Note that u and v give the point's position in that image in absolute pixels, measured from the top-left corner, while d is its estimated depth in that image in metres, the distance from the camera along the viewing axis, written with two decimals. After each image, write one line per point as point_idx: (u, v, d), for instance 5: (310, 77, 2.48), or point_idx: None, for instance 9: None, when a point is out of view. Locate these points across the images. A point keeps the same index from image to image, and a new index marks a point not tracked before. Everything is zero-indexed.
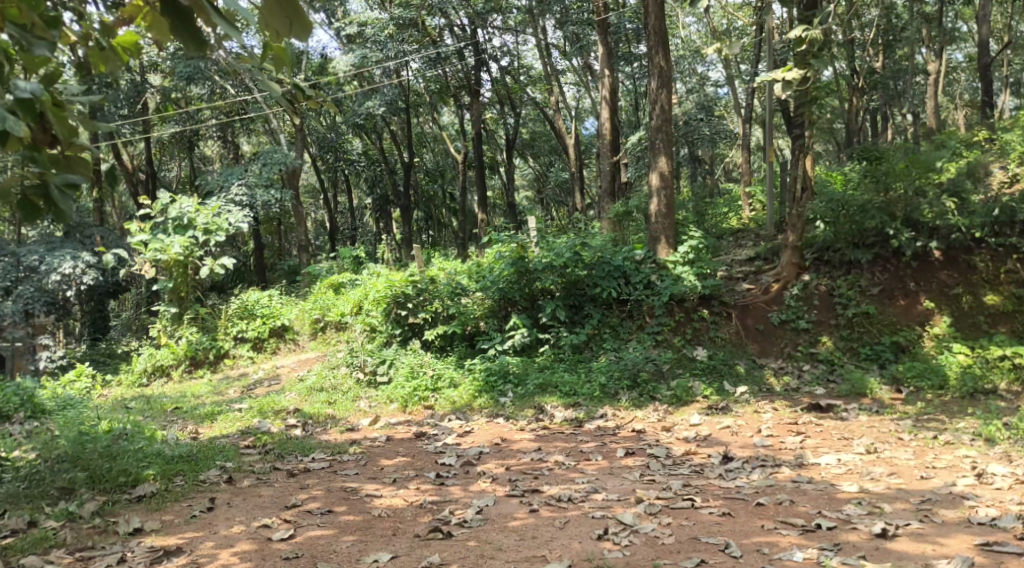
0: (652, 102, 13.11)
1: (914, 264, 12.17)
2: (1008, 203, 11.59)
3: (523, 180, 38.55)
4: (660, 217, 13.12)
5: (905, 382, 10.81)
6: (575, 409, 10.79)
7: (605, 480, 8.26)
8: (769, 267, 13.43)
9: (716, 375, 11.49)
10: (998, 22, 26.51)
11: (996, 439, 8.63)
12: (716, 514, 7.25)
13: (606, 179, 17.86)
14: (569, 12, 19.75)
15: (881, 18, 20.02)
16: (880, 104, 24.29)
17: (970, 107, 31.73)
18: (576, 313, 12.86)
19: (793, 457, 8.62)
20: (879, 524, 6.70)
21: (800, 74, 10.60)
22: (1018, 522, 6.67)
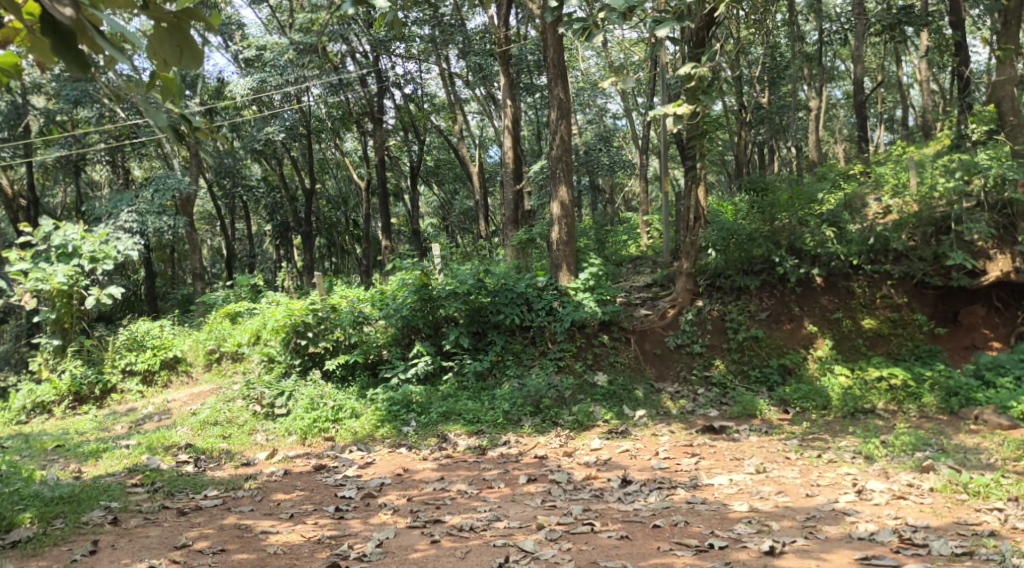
0: (552, 133, 13.34)
1: (798, 289, 12.74)
2: (882, 233, 12.33)
3: (428, 207, 38.54)
4: (561, 245, 13.23)
5: (792, 403, 11.30)
6: (478, 436, 10.81)
7: (507, 508, 8.28)
8: (665, 293, 13.79)
9: (615, 400, 11.70)
10: (872, 62, 28.20)
11: (875, 456, 9.07)
12: (614, 538, 7.37)
13: (510, 207, 17.96)
14: (472, 43, 20.06)
15: (767, 56, 21.02)
16: (767, 137, 25.43)
17: (848, 141, 33.60)
18: (479, 340, 12.89)
19: (688, 479, 8.85)
20: (768, 542, 6.96)
21: (690, 109, 10.96)
22: (894, 535, 7.03)
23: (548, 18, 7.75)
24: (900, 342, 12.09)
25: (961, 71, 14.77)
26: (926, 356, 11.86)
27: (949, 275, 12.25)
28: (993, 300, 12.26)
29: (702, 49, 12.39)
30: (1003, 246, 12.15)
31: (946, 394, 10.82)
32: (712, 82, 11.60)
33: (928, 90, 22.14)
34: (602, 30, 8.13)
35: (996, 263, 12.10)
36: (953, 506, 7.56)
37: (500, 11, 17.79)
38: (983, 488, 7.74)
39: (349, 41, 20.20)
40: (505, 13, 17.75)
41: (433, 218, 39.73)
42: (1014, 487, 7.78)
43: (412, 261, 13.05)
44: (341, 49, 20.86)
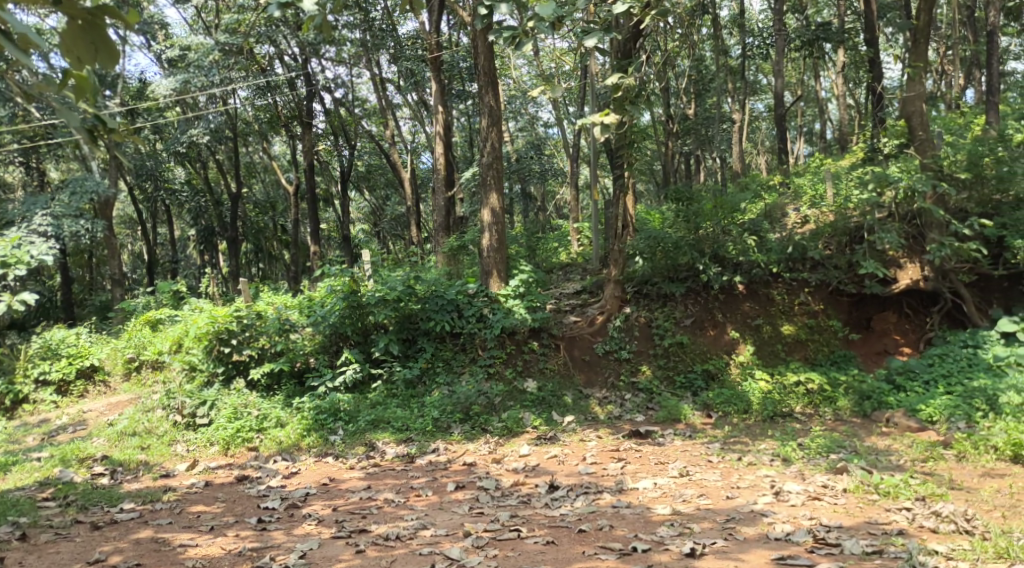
0: (483, 140, 13.35)
1: (721, 296, 13.05)
2: (800, 242, 12.71)
3: (358, 213, 38.13)
4: (491, 251, 13.21)
5: (714, 408, 11.58)
6: (406, 444, 10.76)
7: (434, 515, 8.25)
8: (594, 300, 13.93)
9: (544, 406, 11.81)
10: (792, 77, 29.09)
11: (792, 458, 9.35)
12: (540, 543, 7.42)
13: (441, 214, 17.79)
14: (403, 48, 19.83)
15: (693, 69, 21.49)
16: (694, 148, 25.97)
17: (768, 153, 34.62)
18: (409, 347, 12.78)
19: (614, 483, 8.96)
20: (688, 544, 7.11)
21: (617, 118, 10.98)
22: (809, 535, 7.24)
23: (478, 24, 7.77)
24: (817, 347, 12.52)
25: (875, 86, 15.26)
26: (841, 360, 12.31)
27: (863, 282, 12.72)
28: (903, 307, 12.82)
29: (628, 61, 12.56)
30: (913, 255, 12.63)
31: (859, 397, 11.23)
32: (639, 93, 11.81)
33: (844, 105, 22.95)
34: (531, 38, 8.16)
35: (906, 271, 12.60)
36: (865, 506, 7.82)
37: (431, 18, 17.76)
38: (892, 488, 8.05)
39: (277, 43, 19.95)
40: (437, 19, 17.72)
41: (365, 224, 39.34)
42: (922, 487, 8.09)
43: (340, 267, 12.85)
44: (269, 51, 20.49)
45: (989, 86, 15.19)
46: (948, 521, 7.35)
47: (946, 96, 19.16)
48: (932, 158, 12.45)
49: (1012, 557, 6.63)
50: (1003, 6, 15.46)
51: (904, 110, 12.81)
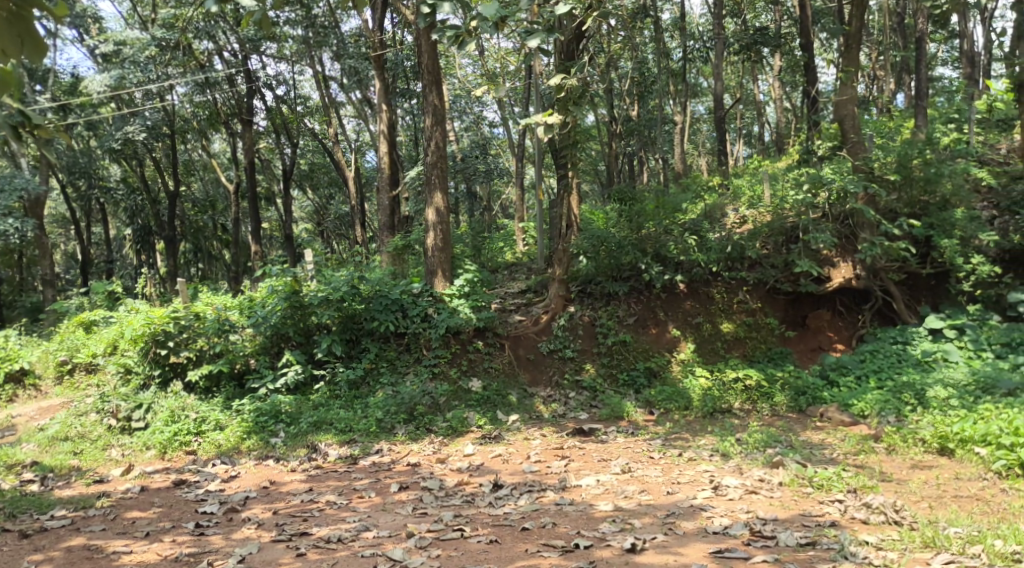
0: (427, 139, 13.26)
1: (663, 295, 13.23)
2: (738, 242, 12.94)
3: (301, 212, 37.62)
4: (436, 251, 13.13)
5: (656, 405, 11.75)
6: (350, 446, 10.67)
7: (377, 517, 8.20)
8: (539, 300, 13.97)
9: (489, 406, 11.84)
10: (731, 80, 29.63)
11: (730, 453, 9.53)
12: (483, 542, 7.45)
13: (386, 213, 17.61)
14: (347, 46, 19.93)
15: (636, 72, 21.73)
16: (637, 149, 26.23)
17: (709, 154, 35.16)
18: (352, 347, 12.65)
19: (557, 481, 9.02)
20: (629, 540, 7.21)
21: (560, 118, 11.09)
22: (746, 529, 7.39)
23: (421, 23, 7.77)
24: (755, 345, 12.82)
25: (812, 89, 15.62)
26: (778, 358, 12.62)
27: (798, 281, 13.01)
28: (837, 305, 13.15)
29: (570, 61, 12.65)
30: (845, 255, 12.99)
31: (795, 393, 11.52)
32: (582, 94, 11.92)
33: (780, 108, 23.48)
34: (474, 37, 8.24)
35: (840, 270, 12.94)
36: (800, 499, 8.01)
37: (374, 15, 17.61)
38: (825, 481, 8.27)
39: (216, 39, 19.60)
40: (381, 17, 17.58)
41: (308, 223, 38.85)
42: (853, 479, 8.32)
43: (282, 268, 12.65)
44: (208, 47, 20.09)
45: (919, 91, 15.69)
46: (878, 512, 7.56)
47: (877, 100, 19.73)
48: (863, 161, 12.78)
49: (939, 546, 6.85)
50: (932, 14, 15.96)
51: (837, 113, 13.11)
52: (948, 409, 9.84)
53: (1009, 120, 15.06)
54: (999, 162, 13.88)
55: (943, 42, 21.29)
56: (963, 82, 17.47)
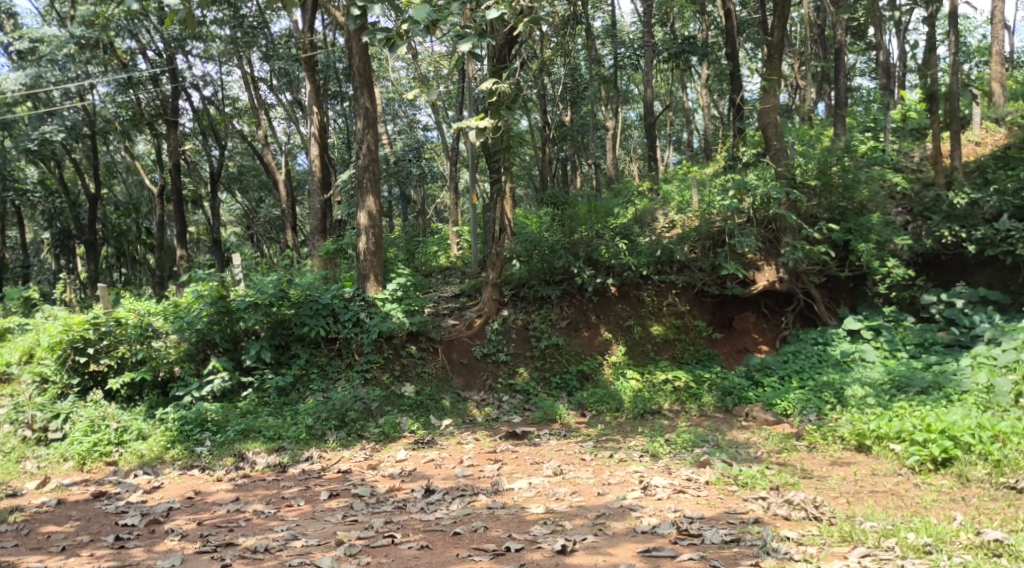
0: (358, 142, 13.11)
1: (595, 298, 13.39)
2: (667, 245, 13.15)
3: (229, 216, 36.81)
4: (368, 255, 12.97)
5: (588, 407, 11.88)
6: (279, 454, 10.50)
7: (306, 525, 8.08)
8: (472, 303, 13.94)
9: (422, 410, 11.80)
10: (661, 87, 30.10)
11: (659, 453, 9.67)
12: (414, 548, 7.44)
13: (317, 216, 17.32)
14: (276, 47, 19.59)
15: (569, 78, 21.93)
16: (570, 153, 26.42)
17: (640, 160, 35.68)
18: (282, 353, 12.42)
19: (490, 484, 9.03)
20: (560, 541, 7.29)
21: (492, 123, 11.14)
22: (673, 528, 7.52)
23: (351, 25, 7.71)
24: (684, 347, 13.10)
25: (738, 97, 15.96)
26: (706, 359, 12.91)
27: (724, 284, 13.32)
28: (761, 307, 13.48)
29: (503, 67, 12.70)
30: (769, 258, 13.34)
31: (722, 393, 11.77)
32: (514, 99, 11.97)
33: (708, 115, 24.00)
34: (405, 41, 8.26)
35: (764, 273, 13.27)
36: (726, 497, 8.18)
37: (305, 16, 17.38)
38: (750, 479, 8.46)
39: (138, 38, 19.05)
40: (311, 18, 17.35)
41: (237, 227, 38.06)
42: (776, 477, 8.55)
43: (208, 272, 12.33)
44: (131, 45, 19.48)
45: (839, 100, 16.20)
46: (799, 508, 7.77)
47: (800, 108, 20.30)
48: (786, 167, 13.14)
49: (855, 539, 7.08)
50: (851, 25, 16.50)
51: (761, 121, 13.45)
52: (865, 407, 10.17)
53: (922, 129, 15.68)
54: (913, 170, 14.43)
55: (860, 53, 22.03)
56: (879, 92, 18.10)
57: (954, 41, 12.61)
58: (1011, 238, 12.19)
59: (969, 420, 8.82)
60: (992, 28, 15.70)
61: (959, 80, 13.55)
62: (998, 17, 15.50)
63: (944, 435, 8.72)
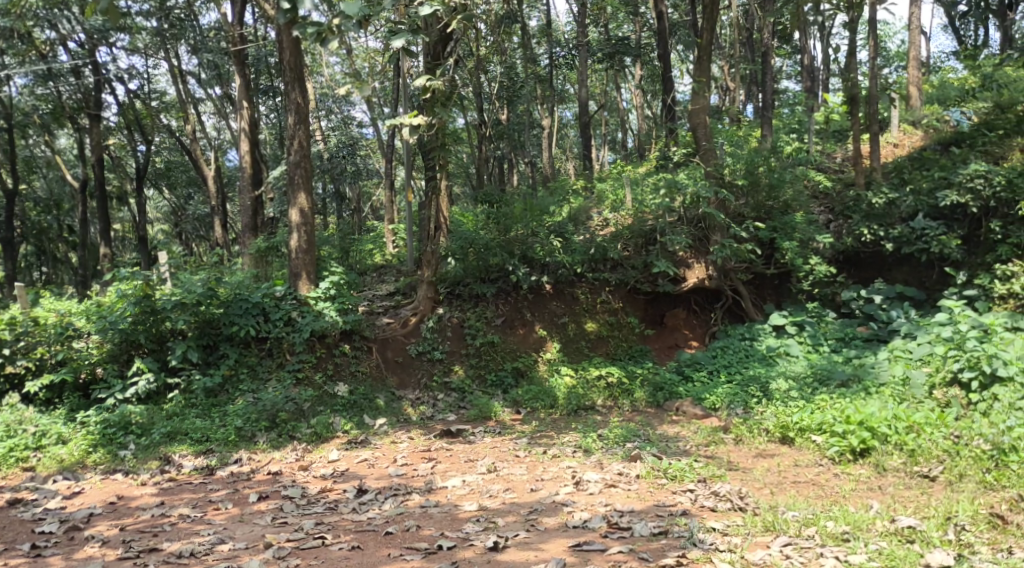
0: (290, 138, 12.88)
1: (530, 295, 13.43)
2: (601, 243, 13.33)
3: (157, 214, 35.85)
4: (300, 253, 12.75)
5: (523, 404, 11.93)
6: (206, 457, 10.27)
7: (234, 529, 7.93)
8: (407, 301, 13.84)
9: (356, 410, 11.66)
10: (595, 87, 30.37)
11: (592, 449, 9.77)
12: (345, 549, 7.39)
13: (247, 213, 16.94)
14: (206, 40, 19.10)
15: (504, 76, 21.98)
16: (506, 152, 26.44)
17: (576, 159, 35.93)
18: (209, 354, 12.13)
19: (424, 483, 8.99)
20: (492, 538, 7.30)
21: (424, 121, 11.12)
22: (604, 521, 7.61)
23: (281, 19, 7.63)
24: (617, 343, 13.29)
25: (670, 97, 16.19)
26: (638, 355, 13.16)
27: (656, 281, 13.53)
28: (692, 304, 13.77)
29: (437, 64, 12.65)
30: (699, 256, 13.58)
31: (654, 389, 11.94)
32: (448, 96, 11.97)
33: (641, 115, 24.31)
34: (337, 36, 8.27)
35: (694, 271, 13.52)
36: (656, 490, 8.31)
37: (234, 9, 17.01)
38: (679, 473, 8.62)
39: (58, 28, 18.41)
40: (240, 11, 17.00)
41: (165, 225, 37.04)
42: (704, 469, 8.73)
43: (132, 271, 11.97)
44: (51, 36, 18.80)
45: (767, 102, 16.59)
46: (725, 500, 7.94)
47: (729, 110, 20.72)
48: (715, 167, 13.39)
49: (778, 529, 7.26)
50: (778, 30, 16.91)
51: (691, 122, 13.73)
52: (790, 400, 10.43)
53: (844, 132, 16.19)
54: (835, 170, 14.90)
55: (787, 57, 22.58)
56: (804, 95, 18.60)
57: (873, 45, 13.03)
58: (926, 235, 12.61)
59: (886, 411, 9.13)
60: (910, 34, 16.29)
61: (878, 84, 14.02)
62: (915, 24, 16.08)
63: (862, 427, 9.00)
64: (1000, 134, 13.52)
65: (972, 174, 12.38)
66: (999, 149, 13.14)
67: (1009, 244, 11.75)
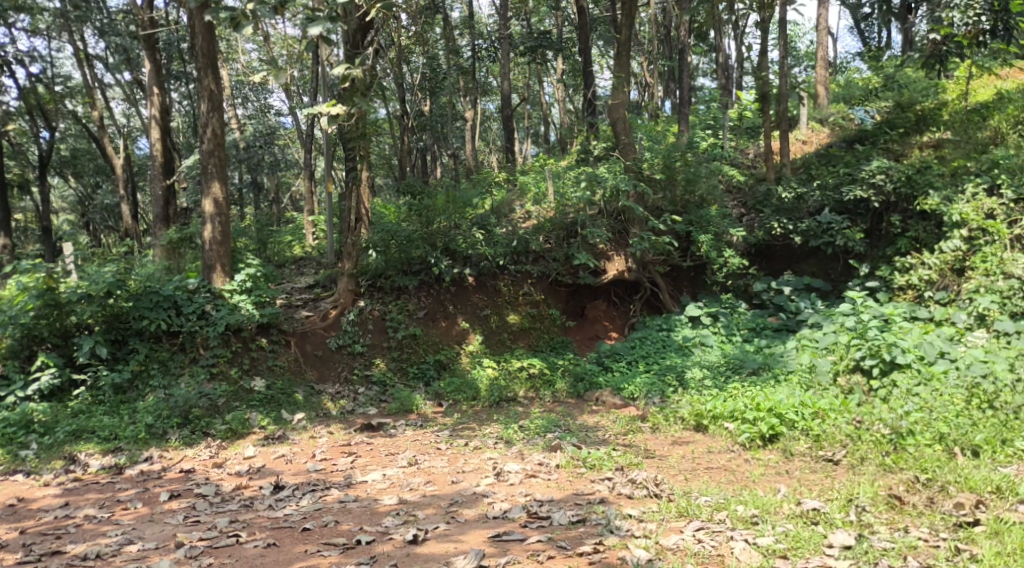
0: (203, 126, 12.49)
1: (453, 288, 13.39)
2: (523, 236, 13.38)
3: (63, 203, 34.39)
4: (215, 245, 12.39)
5: (445, 397, 11.90)
6: (114, 455, 9.94)
7: (143, 529, 7.70)
8: (327, 294, 13.62)
9: (273, 405, 11.43)
10: (518, 80, 30.46)
11: (513, 440, 9.82)
12: (260, 546, 7.25)
13: (159, 204, 16.36)
14: (114, 23, 18.38)
15: (427, 68, 21.83)
16: (429, 143, 26.29)
17: (499, 152, 35.99)
18: (119, 349, 11.65)
19: (342, 478, 8.88)
20: (411, 531, 7.28)
21: (343, 110, 10.98)
22: (523, 511, 7.66)
23: None
24: (539, 335, 13.41)
25: (591, 92, 16.30)
26: (559, 347, 13.29)
27: (577, 274, 13.67)
28: (611, 295, 13.99)
29: (357, 52, 12.44)
30: (618, 248, 13.76)
31: (574, 379, 12.08)
32: (368, 85, 11.84)
33: (564, 109, 24.51)
34: (252, 21, 8.18)
35: (614, 263, 13.67)
36: (575, 479, 8.40)
37: None
38: (597, 461, 8.74)
39: None
40: None
41: (71, 215, 35.54)
42: (621, 458, 8.87)
43: (33, 262, 11.39)
44: None
45: (684, 98, 16.91)
46: (641, 487, 8.09)
47: (648, 105, 21.06)
48: (633, 162, 13.67)
49: (691, 514, 7.44)
50: (694, 27, 17.26)
51: (610, 116, 13.97)
52: (704, 389, 10.68)
53: (757, 129, 16.65)
54: (747, 166, 15.36)
55: (704, 54, 23.05)
56: (720, 93, 19.03)
57: (784, 44, 13.40)
58: (832, 229, 12.98)
59: (793, 398, 9.45)
60: (818, 34, 16.81)
61: (788, 82, 14.47)
62: (823, 25, 16.61)
63: (771, 413, 9.29)
64: (901, 133, 14.16)
65: (875, 170, 12.88)
66: (900, 146, 13.89)
67: (907, 238, 12.32)
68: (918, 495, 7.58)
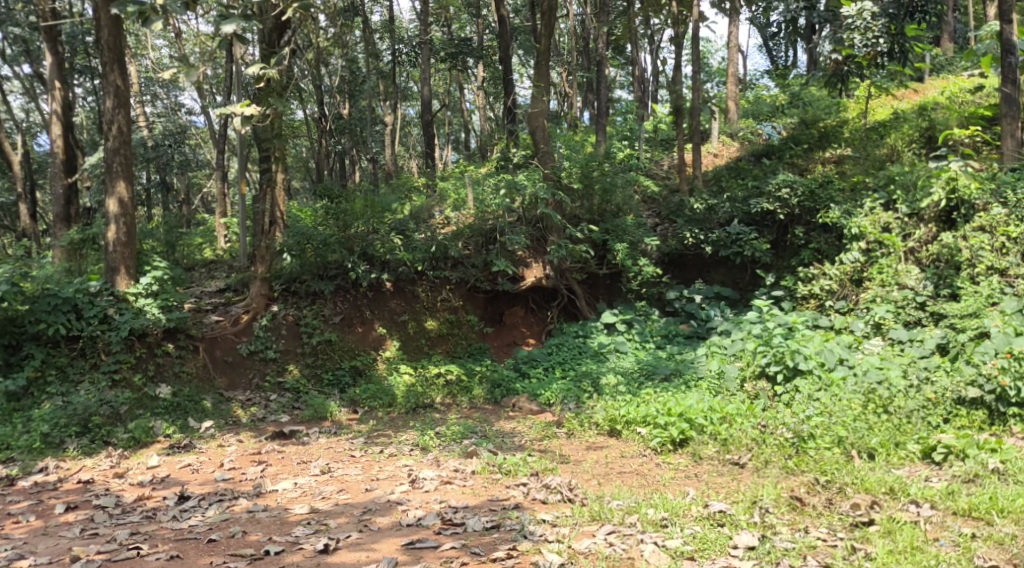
0: (107, 122, 11.95)
1: (370, 293, 13.21)
2: (441, 242, 13.26)
3: None
4: (118, 246, 11.78)
5: (360, 403, 11.74)
6: (6, 466, 9.49)
7: (35, 544, 7.36)
8: (239, 299, 13.28)
9: (180, 413, 11.09)
10: (438, 86, 30.36)
11: (429, 446, 9.76)
12: (162, 559, 7.01)
13: (60, 203, 15.66)
14: (13, 13, 17.53)
15: (346, 70, 21.56)
16: (347, 147, 25.96)
17: (418, 157, 35.80)
18: (13, 354, 11.13)
19: (251, 487, 8.65)
20: (322, 540, 7.14)
21: (256, 111, 10.67)
22: (437, 518, 7.61)
23: None
24: (457, 341, 13.43)
25: (510, 100, 16.32)
26: (477, 353, 13.36)
27: (495, 280, 13.70)
28: (529, 302, 14.08)
29: (273, 52, 12.13)
30: (537, 255, 13.89)
31: (491, 385, 12.10)
32: (283, 87, 11.62)
33: (484, 116, 24.53)
34: (161, 16, 8.05)
35: (532, 269, 13.80)
36: (490, 485, 8.41)
37: None
38: (512, 467, 8.76)
39: None
40: None
41: None
42: (537, 463, 8.90)
43: None
44: None
45: (601, 108, 17.14)
46: (555, 492, 8.14)
47: (567, 115, 21.28)
48: (552, 170, 13.86)
49: (603, 518, 7.53)
50: (611, 39, 17.52)
51: (530, 124, 14.02)
52: (618, 394, 10.83)
53: (671, 141, 17.00)
54: (662, 177, 15.65)
55: (621, 65, 23.42)
56: (636, 104, 19.36)
57: (697, 60, 13.73)
58: (741, 239, 13.37)
59: (702, 404, 9.69)
60: (729, 50, 17.23)
61: (701, 96, 14.82)
62: (734, 41, 17.07)
63: (682, 418, 9.50)
64: (806, 148, 14.69)
65: (780, 184, 13.28)
66: (804, 161, 14.45)
67: (810, 249, 12.79)
68: (818, 497, 7.86)
